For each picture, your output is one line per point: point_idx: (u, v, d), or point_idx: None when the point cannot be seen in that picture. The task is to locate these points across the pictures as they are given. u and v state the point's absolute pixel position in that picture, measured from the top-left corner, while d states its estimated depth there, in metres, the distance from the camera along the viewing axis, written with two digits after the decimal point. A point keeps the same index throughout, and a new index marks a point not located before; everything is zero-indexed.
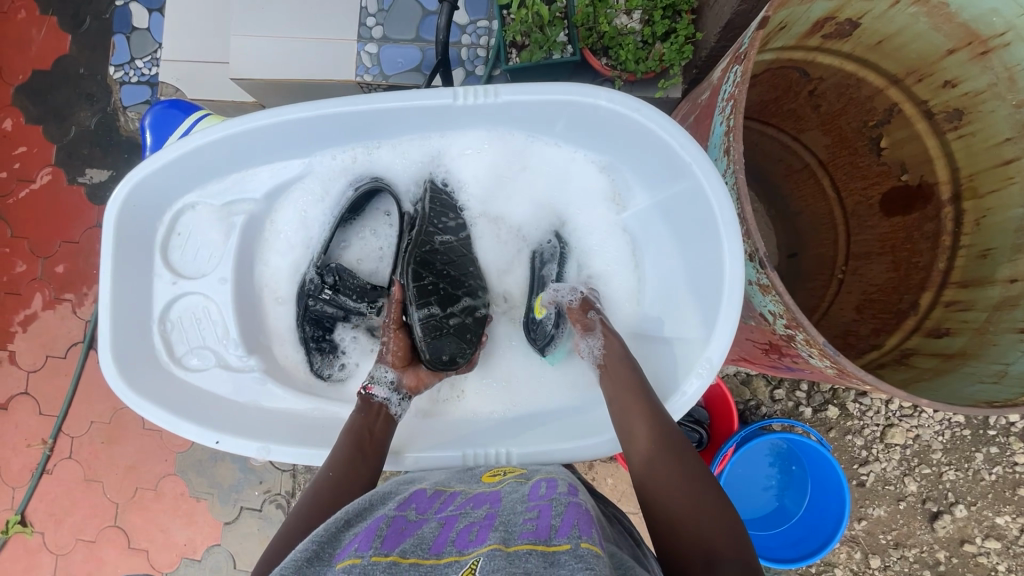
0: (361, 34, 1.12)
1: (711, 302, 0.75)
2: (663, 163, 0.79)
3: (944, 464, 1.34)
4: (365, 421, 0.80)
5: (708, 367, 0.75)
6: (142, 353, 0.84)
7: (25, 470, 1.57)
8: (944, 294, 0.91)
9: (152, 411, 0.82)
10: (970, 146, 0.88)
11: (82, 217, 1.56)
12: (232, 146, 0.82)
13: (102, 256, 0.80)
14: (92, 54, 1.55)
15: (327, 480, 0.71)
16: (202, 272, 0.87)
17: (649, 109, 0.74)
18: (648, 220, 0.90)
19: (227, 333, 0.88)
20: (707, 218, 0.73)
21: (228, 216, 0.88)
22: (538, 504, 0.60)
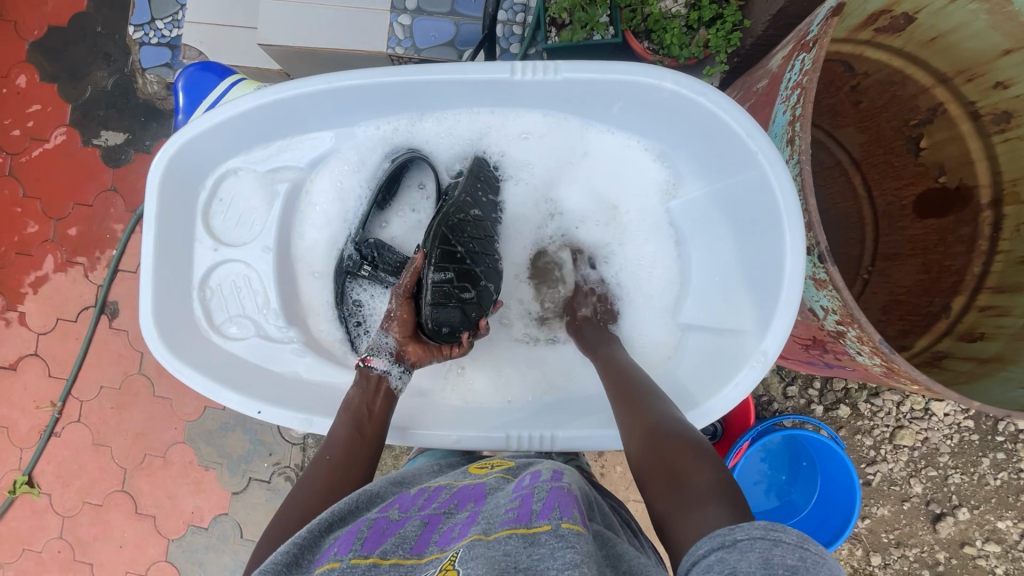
0: (395, 4, 1.09)
1: (769, 295, 0.73)
2: (723, 151, 0.77)
3: (950, 468, 1.34)
4: (363, 398, 0.79)
5: (763, 361, 0.73)
6: (183, 319, 0.84)
7: (33, 432, 1.57)
8: (977, 299, 0.91)
9: (193, 376, 0.83)
10: (1016, 150, 0.88)
11: (96, 179, 1.54)
12: (278, 112, 0.81)
13: (146, 219, 0.80)
14: (111, 12, 1.51)
15: (324, 463, 0.71)
16: (244, 240, 0.87)
17: (714, 94, 0.71)
18: (699, 210, 0.88)
19: (267, 303, 0.88)
20: (769, 209, 0.71)
21: (271, 183, 0.88)
22: (520, 493, 0.57)
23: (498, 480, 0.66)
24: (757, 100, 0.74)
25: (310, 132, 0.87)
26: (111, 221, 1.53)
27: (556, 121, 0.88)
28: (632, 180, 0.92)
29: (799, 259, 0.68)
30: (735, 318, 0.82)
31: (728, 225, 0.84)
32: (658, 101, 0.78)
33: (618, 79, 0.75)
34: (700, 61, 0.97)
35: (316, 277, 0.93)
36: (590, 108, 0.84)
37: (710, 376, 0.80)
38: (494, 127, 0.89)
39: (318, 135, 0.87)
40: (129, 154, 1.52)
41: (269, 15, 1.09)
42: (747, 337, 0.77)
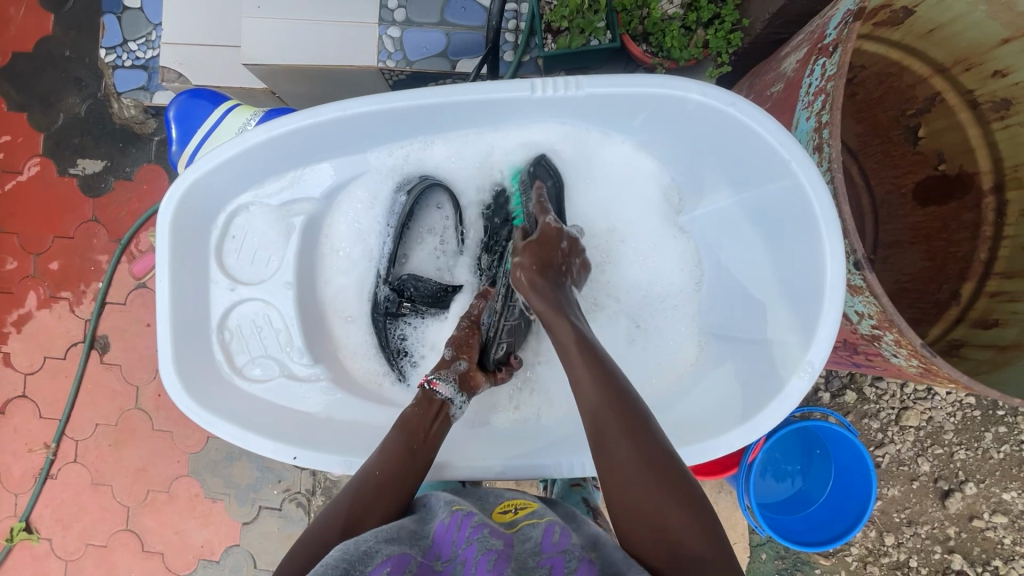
0: (383, 17, 1.06)
1: (809, 303, 0.73)
2: (750, 159, 0.76)
3: (956, 444, 1.37)
4: (421, 418, 0.76)
5: (809, 371, 0.72)
6: (204, 364, 0.82)
7: (27, 475, 1.51)
8: (987, 285, 0.93)
9: (221, 426, 0.80)
10: (1016, 136, 0.90)
11: (76, 210, 1.48)
12: (291, 144, 0.78)
13: (160, 264, 0.77)
14: (79, 35, 1.45)
15: (374, 476, 0.70)
16: (261, 277, 0.84)
17: (744, 104, 0.70)
18: (728, 221, 0.87)
19: (290, 341, 0.85)
20: (805, 216, 0.71)
21: (285, 217, 0.85)
22: (551, 557, 0.56)
23: (526, 528, 0.64)
24: (775, 104, 0.76)
25: (321, 162, 0.84)
26: (95, 252, 1.48)
27: (574, 131, 0.84)
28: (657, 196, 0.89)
29: (838, 267, 0.68)
30: (776, 329, 0.80)
31: (761, 234, 0.83)
32: (683, 112, 0.76)
33: (644, 92, 0.73)
34: (699, 61, 0.96)
35: (344, 314, 0.91)
36: (612, 120, 0.81)
37: (754, 385, 0.79)
38: (512, 145, 0.86)
39: (331, 165, 0.84)
40: (110, 182, 1.46)
41: (253, 34, 1.05)
42: (790, 347, 0.76)
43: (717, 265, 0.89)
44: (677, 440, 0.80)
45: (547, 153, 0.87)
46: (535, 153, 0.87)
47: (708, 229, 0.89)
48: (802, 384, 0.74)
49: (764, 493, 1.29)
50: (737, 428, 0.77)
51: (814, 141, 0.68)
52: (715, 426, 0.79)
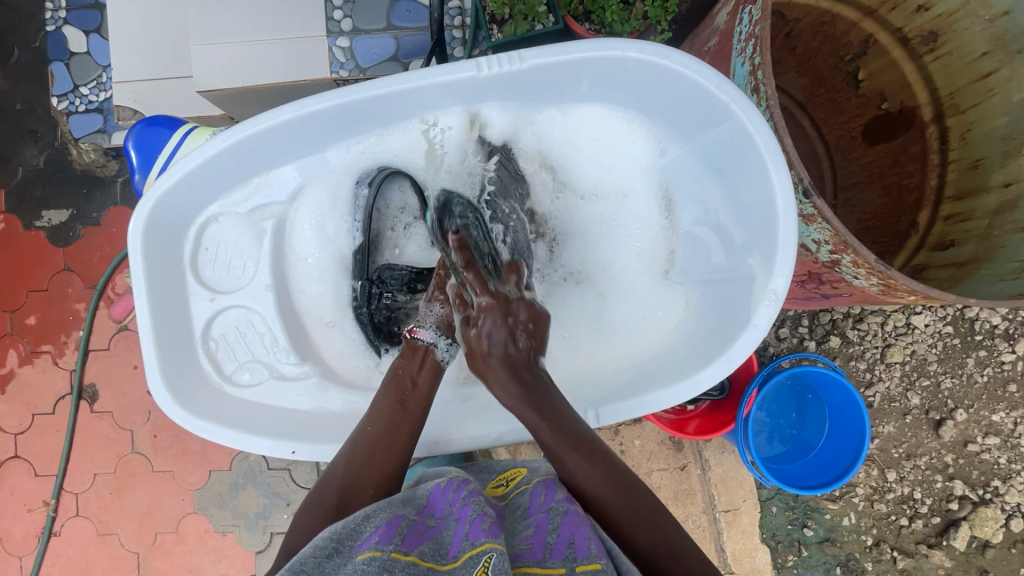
0: (331, 28, 1.07)
1: (765, 235, 0.76)
2: (694, 109, 0.80)
3: (941, 374, 1.41)
4: (408, 369, 0.79)
5: (774, 299, 0.75)
6: (193, 376, 0.83)
7: (30, 536, 1.48)
8: (941, 210, 0.97)
9: (220, 433, 0.81)
10: (948, 66, 0.94)
11: (46, 262, 1.46)
12: (250, 149, 0.79)
13: (135, 282, 0.78)
14: (28, 87, 1.44)
15: (366, 433, 0.73)
16: (239, 285, 0.85)
17: (680, 55, 0.73)
18: (686, 170, 0.89)
19: (276, 343, 0.87)
20: (750, 155, 0.74)
21: (256, 222, 0.86)
22: (537, 517, 0.62)
23: (517, 497, 0.69)
24: (713, 58, 0.80)
25: (284, 165, 0.85)
26: (72, 302, 1.46)
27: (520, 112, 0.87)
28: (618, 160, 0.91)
29: (789, 195, 0.72)
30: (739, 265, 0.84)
31: (716, 182, 0.86)
32: (626, 72, 0.79)
33: (584, 57, 0.76)
34: (641, 32, 0.99)
35: (324, 319, 0.90)
36: (560, 90, 0.84)
37: (728, 321, 0.81)
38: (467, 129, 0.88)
39: (294, 167, 0.86)
40: (78, 230, 1.45)
41: (204, 60, 1.07)
42: (753, 279, 0.79)
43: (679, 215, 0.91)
44: (660, 384, 0.83)
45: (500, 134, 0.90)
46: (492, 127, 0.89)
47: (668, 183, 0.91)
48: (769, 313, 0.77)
49: (764, 445, 1.31)
50: (717, 361, 0.79)
51: (752, 85, 0.72)
52: (695, 365, 0.82)
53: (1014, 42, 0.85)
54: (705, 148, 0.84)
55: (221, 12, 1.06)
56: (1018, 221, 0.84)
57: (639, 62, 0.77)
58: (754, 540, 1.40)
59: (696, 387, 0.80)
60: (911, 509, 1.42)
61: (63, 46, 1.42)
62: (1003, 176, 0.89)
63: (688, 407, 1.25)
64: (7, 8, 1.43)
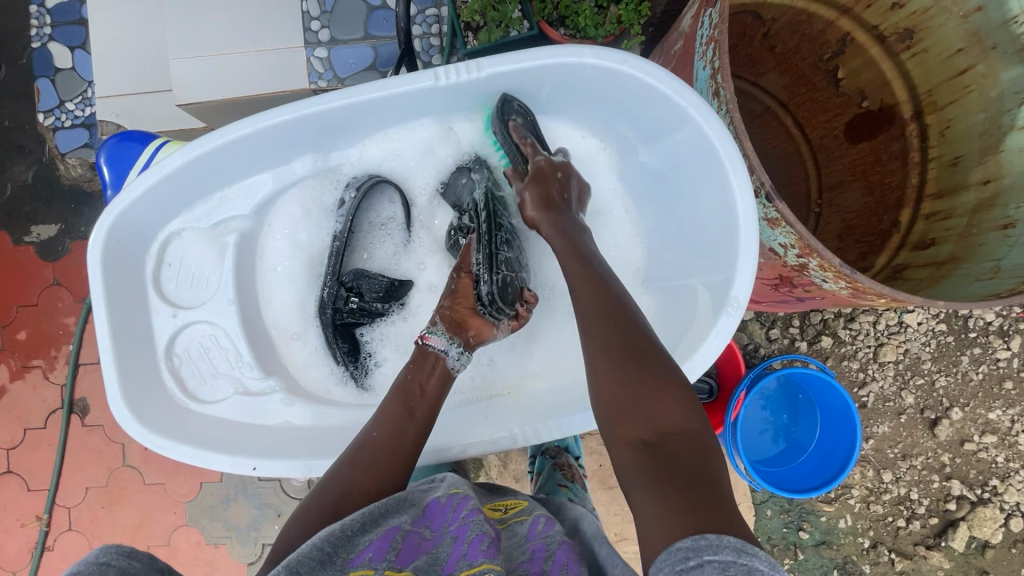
0: (308, 39, 1.08)
1: (727, 238, 0.76)
2: (654, 114, 0.80)
3: (935, 372, 1.38)
4: (418, 375, 0.77)
5: (737, 304, 0.74)
6: (155, 393, 0.82)
7: (23, 551, 1.48)
8: (922, 208, 0.96)
9: (179, 450, 0.80)
10: (924, 63, 0.93)
11: (36, 277, 1.47)
12: (209, 163, 0.79)
13: (94, 297, 0.77)
14: (16, 103, 1.45)
15: (372, 440, 0.70)
16: (201, 300, 0.85)
17: (636, 60, 0.73)
18: (650, 175, 0.90)
19: (240, 357, 0.87)
20: (711, 159, 0.74)
21: (218, 237, 0.86)
22: (533, 543, 0.61)
23: (514, 525, 0.67)
24: (678, 62, 0.79)
25: (248, 178, 0.85)
26: (62, 316, 1.47)
27: (486, 122, 0.89)
28: (584, 165, 0.91)
29: (748, 201, 0.71)
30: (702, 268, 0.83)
31: (679, 186, 0.86)
32: (584, 78, 0.79)
33: (543, 64, 0.76)
34: (617, 36, 0.98)
35: (293, 331, 0.92)
36: (523, 97, 0.84)
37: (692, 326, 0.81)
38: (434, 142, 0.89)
39: (257, 179, 0.86)
40: (67, 244, 1.46)
41: (182, 74, 1.07)
42: (715, 284, 0.79)
43: (645, 219, 0.92)
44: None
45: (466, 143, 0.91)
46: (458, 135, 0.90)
47: (634, 189, 0.92)
48: (733, 318, 0.76)
49: (754, 449, 1.30)
50: (680, 370, 0.79)
51: (712, 88, 0.70)
52: (663, 371, 0.81)
53: (988, 37, 0.84)
54: (667, 153, 0.84)
55: (198, 25, 1.06)
56: (997, 219, 0.83)
57: (597, 68, 0.77)
58: None
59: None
60: (908, 510, 1.40)
61: (49, 62, 1.43)
62: (982, 174, 0.88)
63: None
64: None
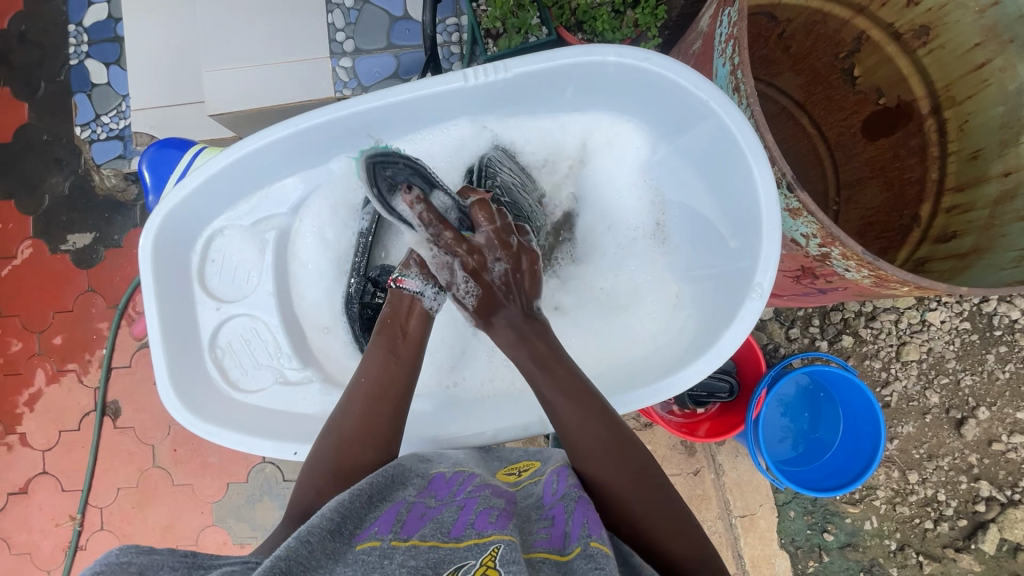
0: (334, 50, 1.12)
1: (751, 228, 0.77)
2: (678, 110, 0.82)
3: (960, 371, 1.37)
4: (398, 316, 0.79)
5: (759, 293, 0.76)
6: (202, 382, 0.86)
7: (57, 550, 1.52)
8: (942, 203, 0.96)
9: (224, 435, 0.84)
10: (941, 58, 0.94)
11: (71, 284, 1.52)
12: (250, 164, 0.83)
13: (145, 291, 0.82)
14: (54, 118, 1.52)
15: (359, 385, 0.74)
16: (243, 294, 0.89)
17: (659, 57, 0.75)
18: (673, 171, 0.91)
19: (279, 348, 0.90)
20: (732, 151, 0.76)
21: (258, 234, 0.90)
22: (552, 506, 0.62)
23: (529, 486, 0.70)
24: (697, 60, 0.82)
25: (286, 177, 0.89)
26: (96, 321, 1.52)
27: (512, 121, 0.91)
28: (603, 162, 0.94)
29: (771, 191, 0.73)
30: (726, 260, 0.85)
31: (700, 179, 0.88)
32: (607, 77, 0.81)
33: (567, 64, 0.78)
34: (634, 40, 1.01)
35: (322, 325, 0.93)
36: (547, 97, 0.86)
37: (720, 311, 0.83)
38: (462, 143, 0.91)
39: (295, 179, 0.89)
40: (101, 252, 1.51)
41: (215, 85, 1.12)
42: (741, 275, 0.80)
43: (669, 213, 0.93)
44: (653, 377, 0.85)
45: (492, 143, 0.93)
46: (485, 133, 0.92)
47: (658, 185, 0.94)
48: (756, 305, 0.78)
49: (776, 449, 1.30)
50: (706, 353, 0.81)
51: (732, 83, 0.72)
52: (688, 356, 0.84)
53: (1005, 31, 0.85)
54: (691, 148, 0.86)
55: (231, 39, 1.11)
56: (1019, 210, 0.83)
57: (619, 66, 0.79)
58: (772, 546, 1.38)
59: (689, 380, 0.82)
60: (935, 512, 1.38)
61: (85, 78, 1.50)
62: (1003, 166, 0.88)
63: (697, 410, 1.25)
64: (34, 45, 1.52)
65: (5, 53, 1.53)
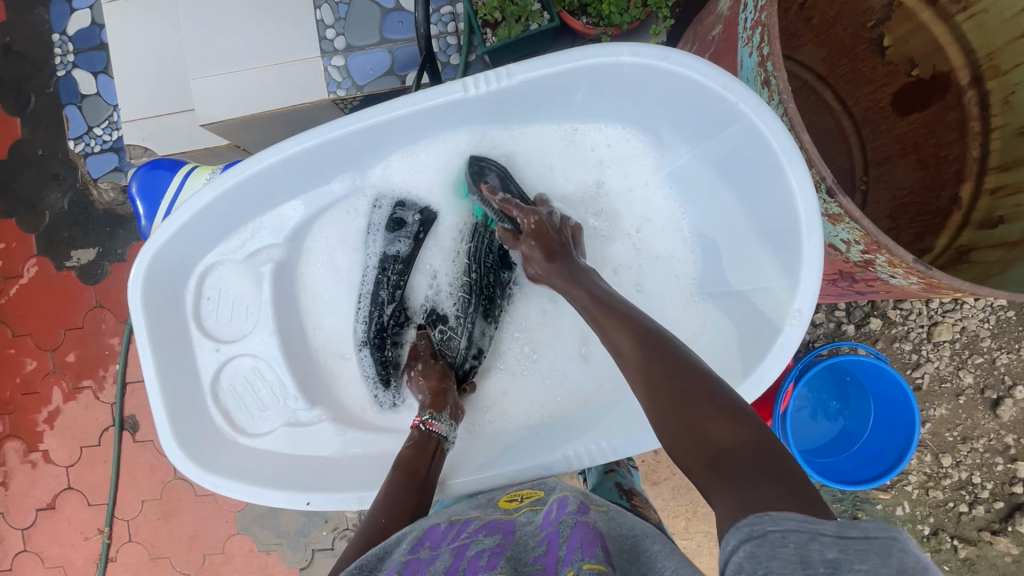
0: (324, 48, 1.06)
1: (785, 237, 0.73)
2: (695, 110, 0.77)
3: (996, 350, 1.30)
4: (418, 458, 0.77)
5: (799, 315, 0.72)
6: (205, 430, 0.84)
7: (88, 562, 1.55)
8: (985, 182, 0.90)
9: (232, 486, 0.81)
10: (984, 24, 0.87)
11: (79, 301, 1.51)
12: (242, 195, 0.80)
13: (139, 340, 0.78)
14: (46, 132, 1.48)
15: (381, 528, 0.67)
16: (242, 333, 0.87)
17: (679, 54, 0.70)
18: (690, 173, 0.88)
19: (284, 388, 0.88)
20: (762, 154, 0.71)
21: (254, 267, 0.87)
22: (547, 533, 0.59)
23: (529, 513, 0.67)
24: (717, 48, 0.75)
25: (281, 205, 0.86)
26: (106, 337, 1.50)
27: (514, 128, 0.87)
28: (619, 166, 0.91)
29: (808, 197, 0.68)
30: (752, 269, 0.82)
31: (727, 186, 0.84)
32: (620, 77, 0.75)
33: (577, 65, 0.73)
34: (642, 20, 0.94)
35: (340, 353, 0.95)
36: (554, 99, 0.81)
37: (753, 335, 0.79)
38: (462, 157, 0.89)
39: (291, 206, 0.86)
40: (106, 267, 1.49)
41: (202, 94, 1.07)
42: (775, 288, 0.77)
43: (682, 216, 0.91)
44: None
45: (491, 155, 0.90)
46: (485, 143, 0.88)
47: (672, 186, 0.90)
48: (796, 326, 0.74)
49: (800, 440, 1.26)
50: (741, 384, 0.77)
51: (761, 75, 0.66)
52: (724, 383, 0.80)
53: None
54: (708, 149, 0.82)
55: (216, 43, 1.06)
56: None
57: (634, 65, 0.73)
58: None
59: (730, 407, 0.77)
60: (970, 495, 1.33)
61: (74, 89, 1.46)
62: None
63: None
64: (20, 57, 1.47)
65: None
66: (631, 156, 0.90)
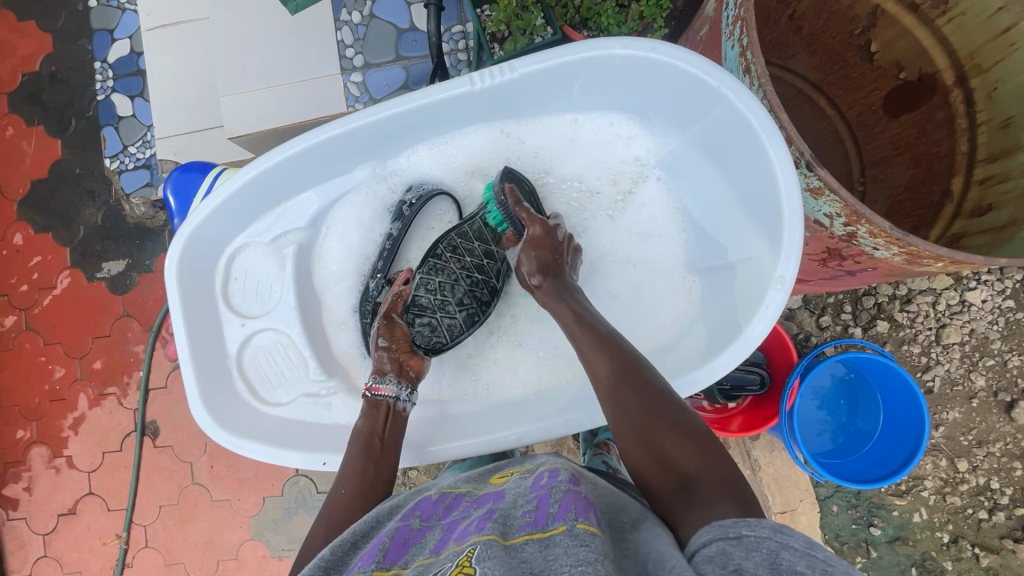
0: (344, 66, 1.14)
1: (770, 211, 0.78)
2: (687, 98, 0.82)
3: (1006, 352, 1.29)
4: (373, 427, 0.81)
5: (783, 282, 0.76)
6: (231, 398, 0.89)
7: (105, 568, 1.58)
8: (974, 174, 0.93)
9: (253, 449, 0.87)
10: (964, 26, 0.91)
11: (108, 310, 1.58)
12: (268, 181, 0.86)
13: (173, 312, 0.85)
14: (85, 152, 1.58)
15: (343, 497, 0.73)
16: (266, 309, 0.93)
17: (665, 46, 0.76)
18: (685, 160, 0.93)
19: (303, 361, 0.93)
20: (747, 134, 0.76)
21: (278, 249, 0.93)
22: (538, 494, 0.60)
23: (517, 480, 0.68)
24: (706, 45, 0.81)
25: (303, 193, 0.92)
26: (132, 344, 1.57)
27: (516, 122, 0.94)
28: (615, 159, 0.96)
29: (790, 174, 0.73)
30: (746, 245, 0.86)
31: (718, 170, 0.89)
32: (613, 69, 0.82)
33: (574, 59, 0.79)
34: (641, 32, 1.01)
35: (339, 321, 0.97)
36: (555, 92, 0.87)
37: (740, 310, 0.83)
38: (480, 148, 0.95)
39: (310, 194, 0.93)
40: (134, 277, 1.56)
41: (231, 108, 1.14)
42: (763, 260, 0.81)
43: (679, 201, 0.95)
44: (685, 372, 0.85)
45: (498, 148, 0.96)
46: (491, 135, 0.95)
47: (670, 173, 0.95)
48: (781, 294, 0.78)
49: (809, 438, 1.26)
50: (733, 345, 0.81)
51: (742, 64, 0.72)
52: (713, 350, 0.83)
53: None
54: (702, 135, 0.87)
55: (245, 62, 1.14)
56: None
57: (626, 57, 0.79)
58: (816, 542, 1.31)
59: (716, 373, 0.81)
60: (990, 501, 1.31)
61: (113, 111, 1.57)
62: None
63: (728, 405, 1.22)
64: (64, 84, 1.59)
65: (39, 94, 1.61)
66: (630, 146, 0.95)
